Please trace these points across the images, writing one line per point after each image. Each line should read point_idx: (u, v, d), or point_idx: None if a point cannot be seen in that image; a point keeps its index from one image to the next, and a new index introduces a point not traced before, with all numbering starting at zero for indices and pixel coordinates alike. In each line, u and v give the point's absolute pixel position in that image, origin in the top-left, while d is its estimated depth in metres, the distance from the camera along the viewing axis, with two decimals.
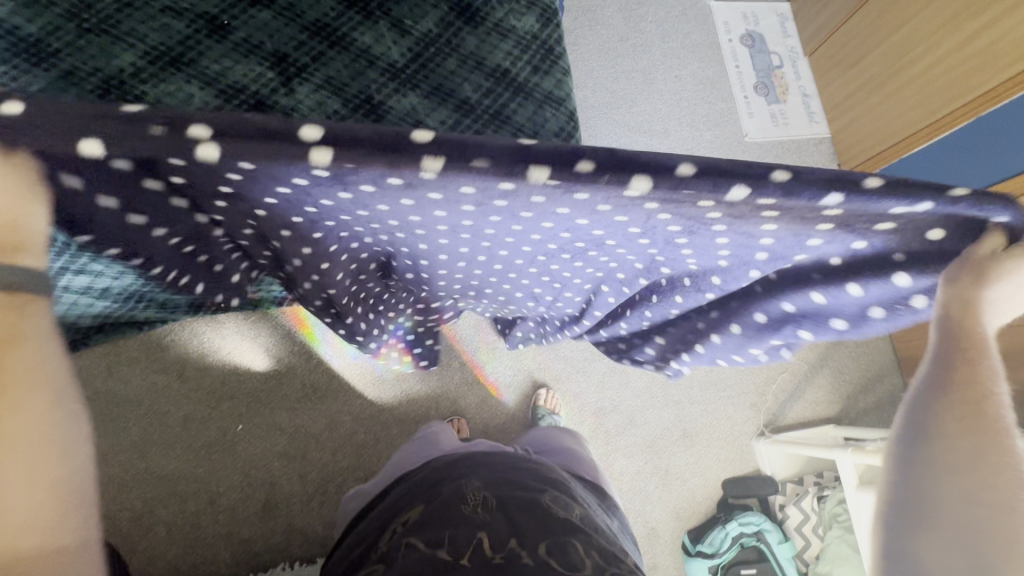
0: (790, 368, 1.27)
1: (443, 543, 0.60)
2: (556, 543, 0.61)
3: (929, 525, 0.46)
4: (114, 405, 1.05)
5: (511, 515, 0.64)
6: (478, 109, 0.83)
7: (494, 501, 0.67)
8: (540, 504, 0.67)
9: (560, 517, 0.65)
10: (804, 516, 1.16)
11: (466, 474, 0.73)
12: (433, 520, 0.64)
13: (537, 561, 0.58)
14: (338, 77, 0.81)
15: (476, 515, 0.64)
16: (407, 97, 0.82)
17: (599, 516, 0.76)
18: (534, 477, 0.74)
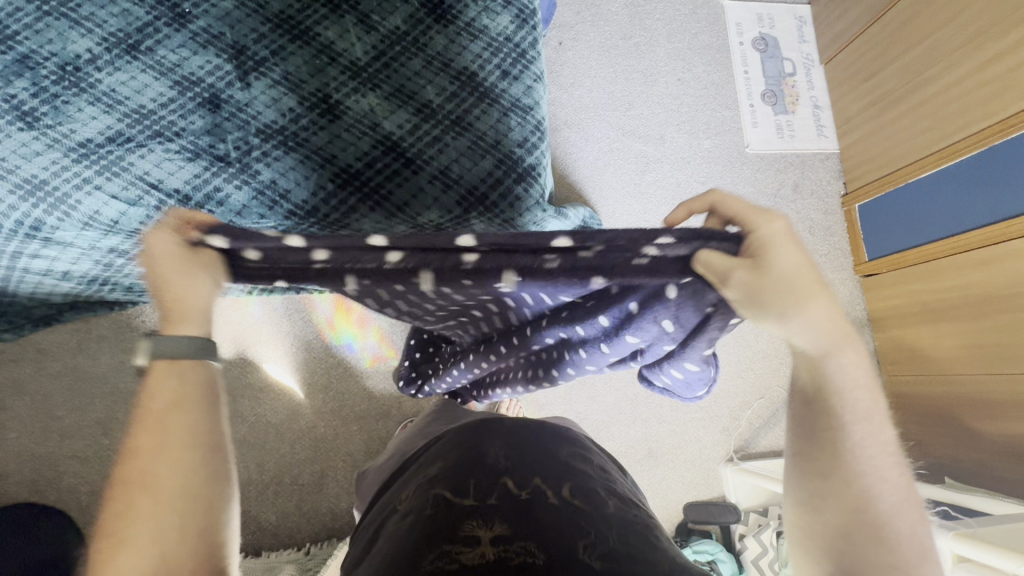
0: (768, 394, 1.23)
1: (468, 490, 0.52)
2: (580, 484, 0.54)
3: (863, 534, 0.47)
4: (83, 381, 1.07)
5: (534, 461, 0.56)
6: (440, 113, 0.80)
7: (516, 450, 0.58)
8: (559, 455, 0.59)
9: (582, 472, 0.57)
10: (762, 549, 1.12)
11: (481, 429, 0.62)
12: (451, 470, 0.55)
13: (563, 501, 0.51)
14: (296, 73, 0.78)
15: (496, 465, 0.55)
16: (365, 98, 0.79)
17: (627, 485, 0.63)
18: (552, 431, 0.64)
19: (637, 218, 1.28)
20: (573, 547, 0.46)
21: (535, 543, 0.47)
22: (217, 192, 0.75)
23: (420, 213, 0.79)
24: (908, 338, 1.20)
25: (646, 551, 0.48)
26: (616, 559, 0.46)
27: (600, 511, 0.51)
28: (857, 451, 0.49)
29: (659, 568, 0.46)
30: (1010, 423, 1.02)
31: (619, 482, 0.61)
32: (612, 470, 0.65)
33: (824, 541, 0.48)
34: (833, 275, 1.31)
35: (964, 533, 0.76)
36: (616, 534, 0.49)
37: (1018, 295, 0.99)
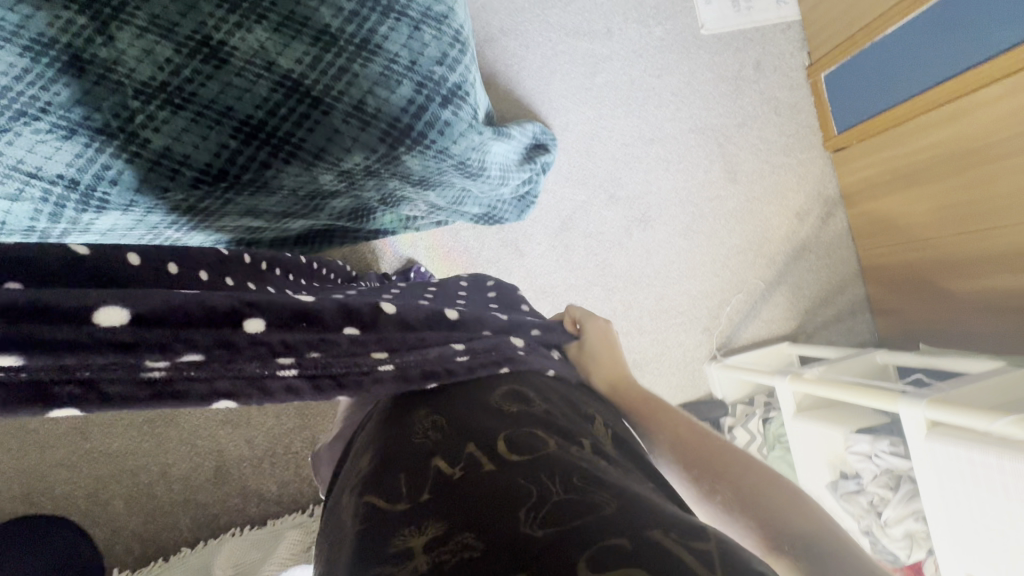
0: (745, 289, 1.22)
1: (398, 493, 0.47)
2: (517, 436, 0.50)
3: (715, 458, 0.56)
4: None
5: (463, 426, 0.52)
6: (342, 38, 0.68)
7: (445, 419, 0.54)
8: (489, 407, 0.55)
9: (516, 415, 0.53)
10: (750, 437, 1.13)
11: (410, 405, 0.58)
12: (380, 473, 0.51)
13: (497, 463, 0.47)
14: (165, 14, 0.65)
15: (425, 447, 0.52)
16: (252, 32, 0.66)
17: (606, 414, 0.61)
18: (486, 378, 0.59)
19: (592, 124, 1.19)
20: (512, 518, 0.41)
21: (472, 529, 0.41)
22: (109, 168, 0.66)
23: (342, 156, 0.71)
24: (882, 209, 1.17)
25: (591, 489, 0.43)
26: (559, 516, 0.40)
27: (537, 462, 0.47)
28: (667, 426, 0.62)
29: (608, 509, 0.40)
30: (984, 279, 1.01)
31: (570, 415, 0.56)
32: (571, 395, 0.61)
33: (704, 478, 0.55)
34: (803, 156, 1.25)
35: (938, 399, 0.77)
36: (559, 485, 0.43)
37: (980, 150, 0.96)
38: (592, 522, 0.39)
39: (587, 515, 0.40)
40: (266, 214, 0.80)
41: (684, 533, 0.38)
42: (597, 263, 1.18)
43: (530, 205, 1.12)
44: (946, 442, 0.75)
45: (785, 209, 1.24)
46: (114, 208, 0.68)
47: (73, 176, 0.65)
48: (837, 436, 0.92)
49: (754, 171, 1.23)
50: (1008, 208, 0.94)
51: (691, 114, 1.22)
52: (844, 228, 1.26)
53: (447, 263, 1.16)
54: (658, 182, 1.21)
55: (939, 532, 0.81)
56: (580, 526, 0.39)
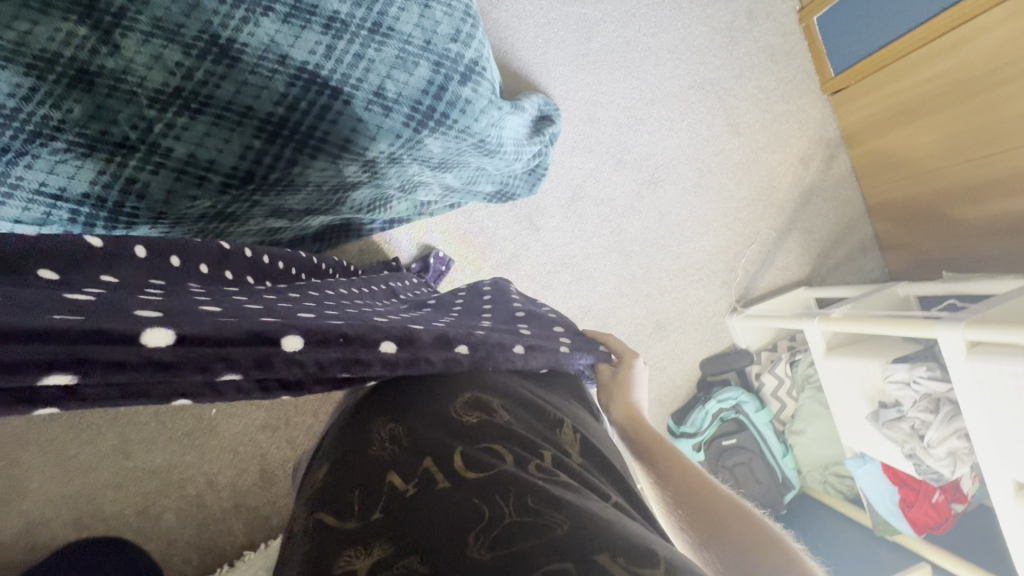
0: (758, 239, 1.25)
1: (350, 510, 0.48)
2: (470, 451, 0.51)
3: (712, 512, 0.57)
4: (82, 416, 1.02)
5: (416, 436, 0.53)
6: (353, 24, 0.66)
7: (401, 428, 0.54)
8: (443, 414, 0.55)
9: (473, 425, 0.54)
10: (779, 381, 1.19)
11: (363, 413, 0.58)
12: (331, 487, 0.52)
13: (450, 479, 0.49)
14: (167, 14, 0.60)
15: (381, 460, 0.52)
16: (261, 26, 0.63)
17: (570, 413, 0.63)
18: (446, 376, 0.59)
19: (592, 91, 1.18)
20: (464, 543, 0.43)
21: (420, 551, 0.43)
22: (135, 181, 0.64)
23: (368, 146, 0.72)
24: (886, 146, 1.19)
25: (544, 512, 0.45)
26: (509, 539, 0.44)
27: (491, 480, 0.48)
28: (673, 469, 0.63)
29: (557, 531, 0.44)
30: (990, 204, 1.05)
31: (530, 424, 0.57)
32: (529, 394, 0.61)
33: (699, 528, 0.57)
34: (802, 101, 1.26)
35: (975, 320, 0.79)
36: (511, 506, 0.46)
37: (994, 74, 0.96)
38: (539, 547, 0.43)
39: (535, 539, 0.43)
40: (290, 213, 0.80)
41: (631, 560, 0.42)
42: (612, 229, 1.19)
43: (541, 178, 1.11)
44: (987, 359, 0.76)
45: (790, 156, 1.25)
46: (144, 222, 0.67)
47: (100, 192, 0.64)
48: (874, 368, 0.94)
49: (756, 122, 1.24)
50: (1015, 130, 0.96)
51: (689, 70, 1.21)
52: (848, 168, 1.28)
53: (463, 245, 1.15)
54: (663, 142, 1.21)
55: (983, 450, 0.82)
56: (528, 551, 0.42)
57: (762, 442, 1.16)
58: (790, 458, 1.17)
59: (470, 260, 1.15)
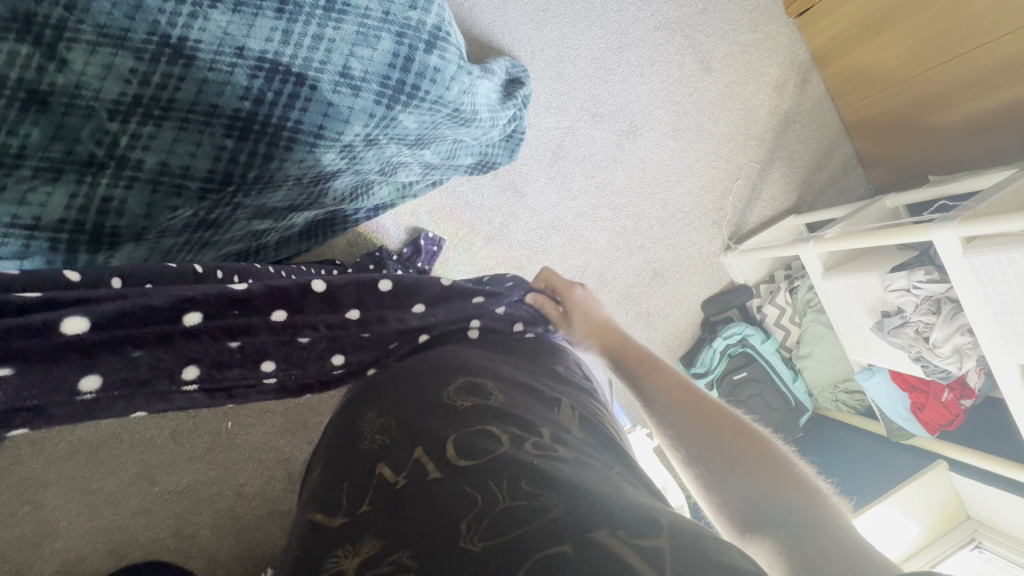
0: (743, 174, 1.25)
1: (339, 507, 0.48)
2: (465, 439, 0.51)
3: (728, 448, 0.57)
4: (99, 449, 1.02)
5: (412, 430, 0.54)
6: (305, 5, 0.63)
7: (392, 422, 0.55)
8: (439, 405, 0.56)
9: (469, 411, 0.55)
10: (780, 310, 1.22)
11: (359, 409, 0.60)
12: (325, 487, 0.52)
13: (444, 471, 0.48)
14: (110, 19, 0.57)
15: (372, 453, 0.53)
16: (211, 19, 0.60)
17: (571, 394, 0.63)
18: (437, 366, 0.62)
19: (558, 46, 1.15)
20: (454, 533, 0.42)
21: (412, 547, 0.41)
22: (110, 200, 0.62)
23: (342, 129, 0.70)
24: (860, 62, 1.18)
25: (537, 494, 0.44)
26: (501, 526, 0.42)
27: (485, 465, 0.48)
28: (689, 399, 0.63)
29: (554, 512, 0.42)
30: (967, 105, 1.05)
31: (527, 406, 0.57)
32: (522, 378, 0.62)
33: (715, 466, 0.56)
34: (769, 28, 1.24)
35: (969, 217, 0.79)
36: (505, 492, 0.45)
37: None
38: (535, 533, 0.41)
39: (529, 525, 0.41)
40: (274, 212, 0.78)
41: (629, 531, 0.40)
42: (596, 185, 1.18)
43: (519, 143, 1.09)
44: (984, 253, 0.77)
45: (764, 85, 1.25)
46: (127, 241, 0.65)
47: (78, 216, 0.61)
48: (873, 280, 0.96)
49: (726, 55, 1.22)
50: (988, 24, 0.95)
51: (652, 11, 1.19)
52: (822, 90, 1.28)
53: (451, 222, 1.14)
54: (636, 89, 1.19)
55: (986, 342, 0.83)
56: (522, 537, 0.41)
57: (771, 370, 1.20)
58: (801, 382, 1.23)
59: (460, 237, 1.14)
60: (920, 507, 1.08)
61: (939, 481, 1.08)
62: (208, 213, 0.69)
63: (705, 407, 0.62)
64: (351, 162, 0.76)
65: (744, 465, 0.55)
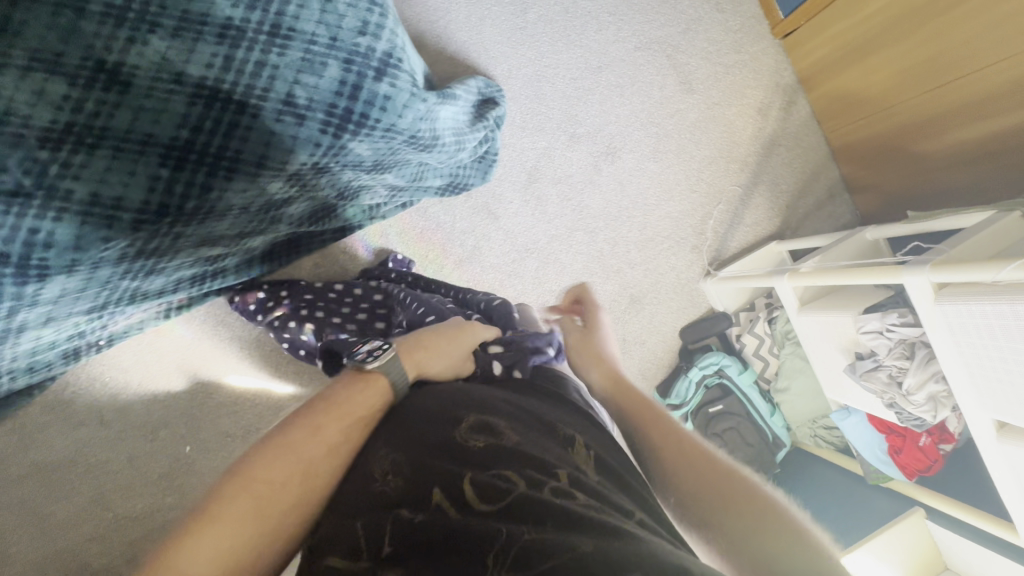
0: (724, 198, 1.23)
1: (359, 556, 0.45)
2: (484, 480, 0.49)
3: (720, 484, 0.57)
4: (51, 473, 0.99)
5: (424, 470, 0.51)
6: (249, 31, 0.61)
7: (403, 461, 0.52)
8: (451, 444, 0.53)
9: (484, 451, 0.52)
10: (759, 340, 1.19)
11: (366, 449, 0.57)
12: (335, 534, 0.49)
13: (469, 516, 0.46)
14: (43, 44, 0.55)
15: (385, 496, 0.50)
16: (148, 44, 0.58)
17: (578, 425, 0.59)
18: (444, 404, 0.59)
19: (536, 66, 1.12)
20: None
21: None
22: (38, 232, 0.58)
23: (287, 159, 0.68)
24: (846, 86, 1.15)
25: (565, 533, 0.44)
26: (532, 563, 0.41)
27: (511, 509, 0.46)
28: (679, 434, 0.63)
29: (585, 553, 0.42)
30: (949, 135, 1.03)
31: (538, 442, 0.54)
32: (530, 411, 0.59)
33: (708, 503, 0.56)
34: (754, 49, 1.21)
35: (941, 262, 0.79)
36: (533, 530, 0.44)
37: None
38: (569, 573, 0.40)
39: (562, 562, 0.41)
40: (223, 239, 0.76)
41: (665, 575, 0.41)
42: (573, 208, 1.16)
43: (492, 164, 1.06)
44: (955, 300, 0.77)
45: (748, 108, 1.22)
46: (58, 273, 0.62)
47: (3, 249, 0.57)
48: (846, 320, 0.94)
49: (709, 76, 1.20)
50: (970, 54, 0.93)
51: (634, 30, 1.16)
52: (808, 113, 1.25)
53: (422, 244, 1.11)
54: (616, 110, 1.16)
55: (959, 390, 0.83)
56: (550, 573, 0.40)
57: (747, 403, 1.17)
58: (778, 416, 1.20)
59: (431, 259, 1.11)
60: (899, 553, 1.04)
61: (916, 527, 1.05)
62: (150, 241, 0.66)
63: (695, 442, 0.62)
64: (301, 188, 0.74)
65: (735, 503, 0.55)
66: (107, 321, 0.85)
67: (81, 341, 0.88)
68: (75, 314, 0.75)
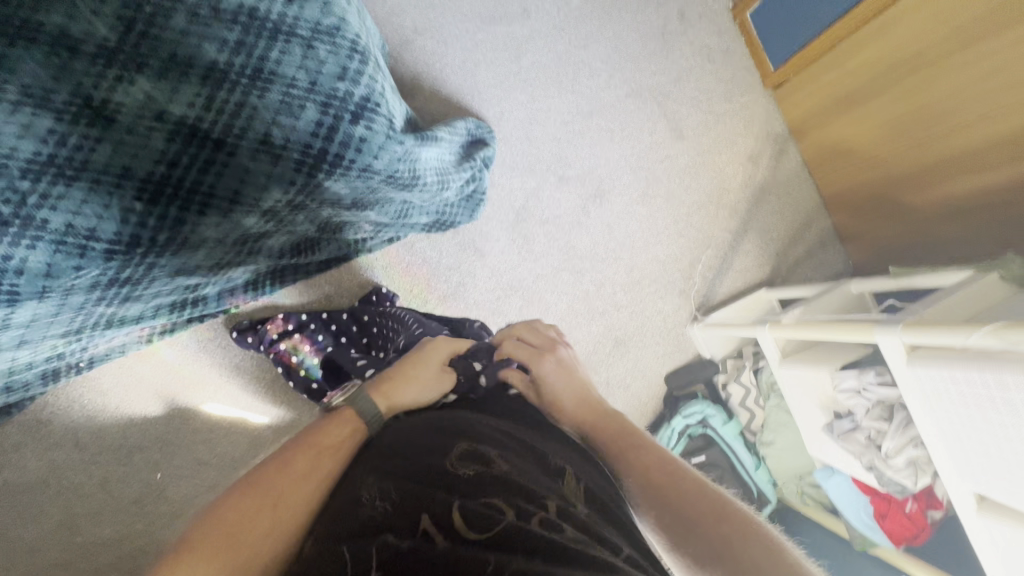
0: (713, 243, 1.22)
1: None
2: (471, 507, 0.46)
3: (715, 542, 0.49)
4: (20, 494, 0.99)
5: (415, 494, 0.48)
6: (232, 74, 0.64)
7: (392, 485, 0.49)
8: (439, 470, 0.50)
9: (473, 478, 0.49)
10: (745, 390, 1.17)
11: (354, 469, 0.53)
12: (320, 556, 0.45)
13: (456, 545, 0.44)
14: (36, 80, 0.56)
15: (371, 519, 0.46)
16: (135, 84, 0.60)
17: (573, 460, 0.56)
18: (435, 427, 0.56)
19: (528, 109, 1.15)
20: None
21: None
22: (11, 259, 0.58)
23: (260, 197, 0.70)
24: (837, 138, 1.16)
25: (552, 569, 0.42)
26: None
27: (497, 539, 0.44)
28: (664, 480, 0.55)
29: None
30: (938, 190, 1.03)
31: (530, 472, 0.51)
32: (525, 439, 0.56)
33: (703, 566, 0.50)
34: (745, 99, 1.23)
35: (913, 322, 0.79)
36: (518, 564, 0.42)
37: (932, 54, 0.92)
38: None
39: None
40: (199, 270, 0.78)
41: None
42: (560, 248, 1.16)
43: (479, 203, 1.08)
44: (928, 365, 0.77)
45: (738, 156, 1.23)
46: (28, 299, 0.63)
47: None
48: (823, 375, 0.95)
49: (699, 124, 1.21)
50: (958, 111, 0.93)
51: (626, 77, 1.19)
52: (799, 163, 1.26)
53: (407, 277, 1.12)
54: (606, 154, 1.18)
55: (936, 454, 0.84)
56: None
57: (733, 454, 1.14)
58: (764, 470, 1.16)
59: (415, 294, 1.12)
60: None
61: None
62: (123, 269, 0.67)
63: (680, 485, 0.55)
64: (276, 222, 0.77)
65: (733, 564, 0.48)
66: (85, 345, 0.86)
67: (60, 363, 0.89)
68: (50, 338, 0.76)
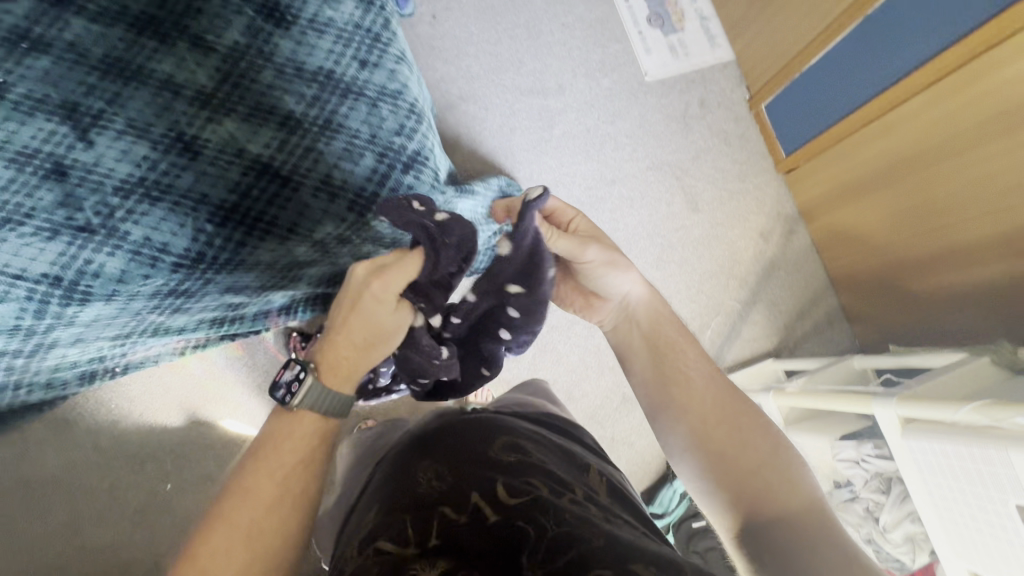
0: (723, 310, 1.28)
1: (406, 539, 0.44)
2: (511, 479, 0.49)
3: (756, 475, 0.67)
4: (34, 490, 1.02)
5: (463, 471, 0.51)
6: (306, 122, 0.75)
7: (445, 466, 0.53)
8: (483, 455, 0.53)
9: (513, 461, 0.53)
10: None
11: (406, 458, 0.57)
12: (376, 527, 0.47)
13: (500, 508, 0.46)
14: (139, 116, 0.66)
15: (423, 494, 0.49)
16: (223, 124, 0.70)
17: (597, 461, 0.61)
18: (476, 423, 0.60)
19: (556, 173, 1.25)
20: (514, 558, 0.41)
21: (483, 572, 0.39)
22: (91, 264, 0.66)
23: (313, 229, 0.79)
24: (845, 221, 1.23)
25: (580, 526, 0.44)
26: (555, 549, 0.41)
27: (533, 502, 0.46)
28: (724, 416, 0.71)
29: (597, 544, 0.42)
30: (941, 277, 1.08)
31: (561, 465, 0.55)
32: (556, 443, 0.60)
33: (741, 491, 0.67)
34: (757, 180, 1.32)
35: (908, 396, 0.85)
36: (554, 521, 0.44)
37: (931, 153, 1.00)
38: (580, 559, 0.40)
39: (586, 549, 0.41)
40: (246, 290, 0.84)
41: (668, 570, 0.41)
42: None
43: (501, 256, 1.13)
44: (922, 436, 0.81)
45: (750, 231, 1.31)
46: (97, 301, 0.69)
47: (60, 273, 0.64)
48: (825, 444, 1.00)
49: (714, 199, 1.30)
50: (957, 206, 1.00)
51: (648, 152, 1.29)
52: (808, 242, 1.33)
53: None
54: (626, 219, 1.26)
55: (932, 531, 0.86)
56: (570, 562, 0.40)
57: None
58: None
59: None
60: None
61: None
62: (187, 281, 0.74)
63: (734, 421, 0.71)
64: (321, 254, 0.84)
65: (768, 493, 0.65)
66: (127, 350, 0.92)
67: (100, 366, 0.94)
68: (101, 339, 0.82)
